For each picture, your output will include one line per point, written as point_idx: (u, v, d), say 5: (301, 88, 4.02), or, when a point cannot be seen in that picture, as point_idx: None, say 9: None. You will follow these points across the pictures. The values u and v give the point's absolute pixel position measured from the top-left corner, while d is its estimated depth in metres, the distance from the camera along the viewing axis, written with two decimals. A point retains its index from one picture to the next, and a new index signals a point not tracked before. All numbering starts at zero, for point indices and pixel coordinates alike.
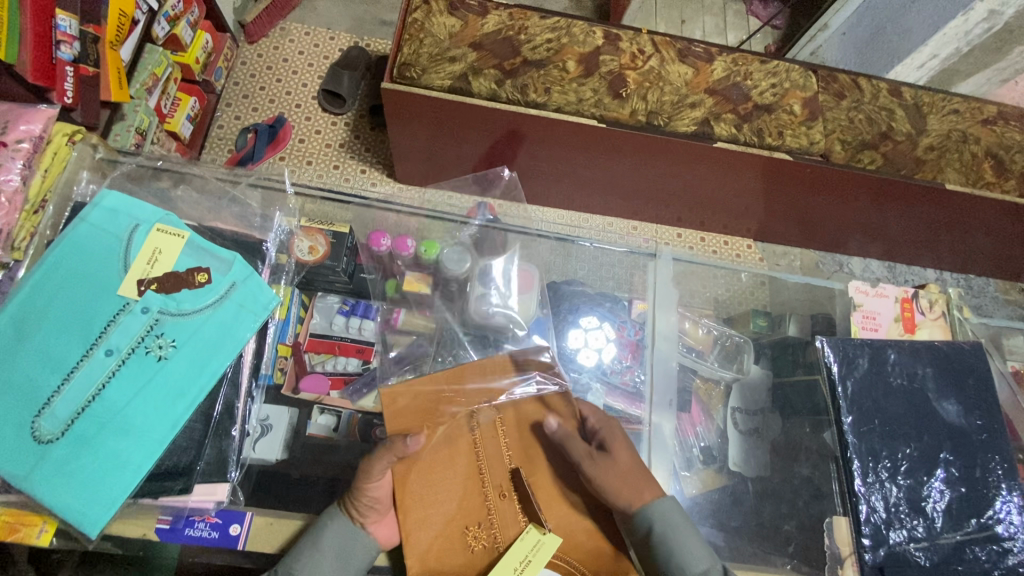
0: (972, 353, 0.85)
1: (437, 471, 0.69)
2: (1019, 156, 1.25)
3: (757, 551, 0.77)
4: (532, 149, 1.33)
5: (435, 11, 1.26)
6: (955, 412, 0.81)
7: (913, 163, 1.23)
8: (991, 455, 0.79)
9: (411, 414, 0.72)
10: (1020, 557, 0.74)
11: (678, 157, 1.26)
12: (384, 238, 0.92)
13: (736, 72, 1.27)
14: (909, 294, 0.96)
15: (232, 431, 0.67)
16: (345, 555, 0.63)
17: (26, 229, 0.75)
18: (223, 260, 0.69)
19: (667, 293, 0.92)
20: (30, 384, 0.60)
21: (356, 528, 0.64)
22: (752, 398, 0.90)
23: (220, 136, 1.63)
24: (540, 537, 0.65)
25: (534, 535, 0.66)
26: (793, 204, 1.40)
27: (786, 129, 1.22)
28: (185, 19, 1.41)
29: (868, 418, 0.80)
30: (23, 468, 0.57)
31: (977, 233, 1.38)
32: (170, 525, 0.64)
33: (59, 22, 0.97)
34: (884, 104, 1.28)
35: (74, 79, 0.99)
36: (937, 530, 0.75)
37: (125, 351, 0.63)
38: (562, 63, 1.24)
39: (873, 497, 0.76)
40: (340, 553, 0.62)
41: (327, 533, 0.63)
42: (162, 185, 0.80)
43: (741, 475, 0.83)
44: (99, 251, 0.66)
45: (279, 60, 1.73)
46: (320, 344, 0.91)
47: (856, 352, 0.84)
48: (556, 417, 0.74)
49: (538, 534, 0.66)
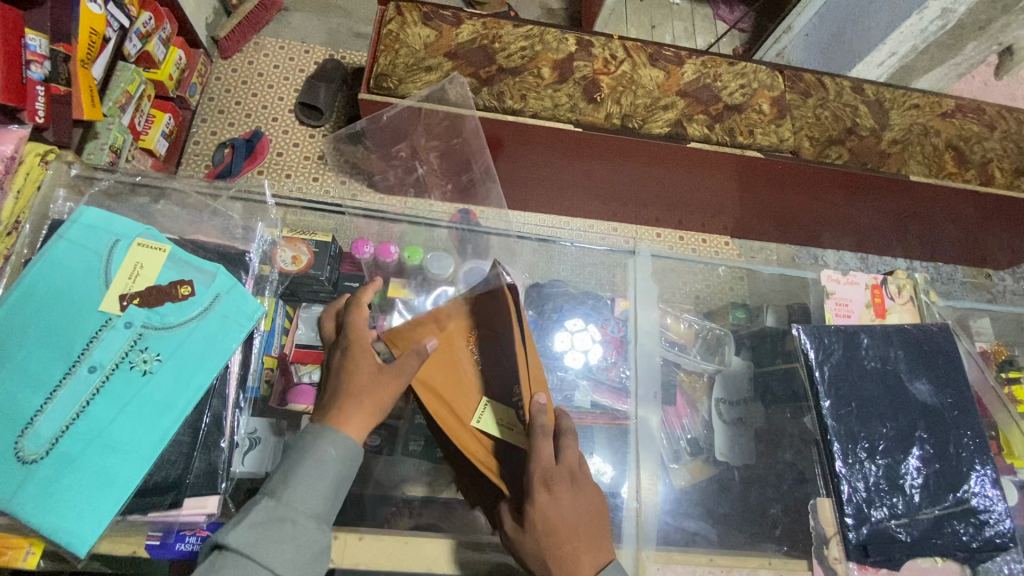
0: (941, 334, 0.89)
1: (439, 359, 0.74)
2: (977, 147, 1.31)
3: (745, 538, 0.79)
4: (511, 155, 1.35)
5: (408, 22, 1.28)
6: (926, 392, 0.84)
7: (878, 157, 1.27)
8: (963, 430, 0.82)
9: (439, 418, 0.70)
10: (996, 528, 0.76)
11: (653, 158, 1.29)
12: (367, 247, 0.94)
13: (705, 74, 1.31)
14: (878, 280, 0.99)
15: (221, 443, 0.67)
16: (333, 475, 0.60)
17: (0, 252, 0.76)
18: (206, 272, 0.70)
19: (647, 288, 0.92)
20: (11, 406, 0.59)
21: (343, 446, 0.60)
22: (733, 388, 0.92)
23: (197, 152, 1.62)
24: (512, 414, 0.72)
25: (504, 413, 0.72)
26: (766, 200, 1.44)
27: (756, 128, 1.26)
28: (157, 36, 1.40)
29: (845, 401, 0.82)
30: (7, 490, 0.56)
31: (943, 222, 1.43)
32: (160, 540, 0.62)
33: (29, 41, 0.97)
34: (848, 101, 1.33)
35: (44, 99, 0.99)
36: (915, 506, 0.78)
37: (109, 367, 0.63)
38: (536, 70, 1.26)
39: (853, 478, 0.78)
40: (340, 480, 0.60)
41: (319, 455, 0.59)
42: (141, 201, 0.80)
43: (727, 464, 0.85)
44: (79, 268, 0.66)
45: (254, 75, 1.73)
46: (306, 354, 0.88)
47: (830, 338, 0.87)
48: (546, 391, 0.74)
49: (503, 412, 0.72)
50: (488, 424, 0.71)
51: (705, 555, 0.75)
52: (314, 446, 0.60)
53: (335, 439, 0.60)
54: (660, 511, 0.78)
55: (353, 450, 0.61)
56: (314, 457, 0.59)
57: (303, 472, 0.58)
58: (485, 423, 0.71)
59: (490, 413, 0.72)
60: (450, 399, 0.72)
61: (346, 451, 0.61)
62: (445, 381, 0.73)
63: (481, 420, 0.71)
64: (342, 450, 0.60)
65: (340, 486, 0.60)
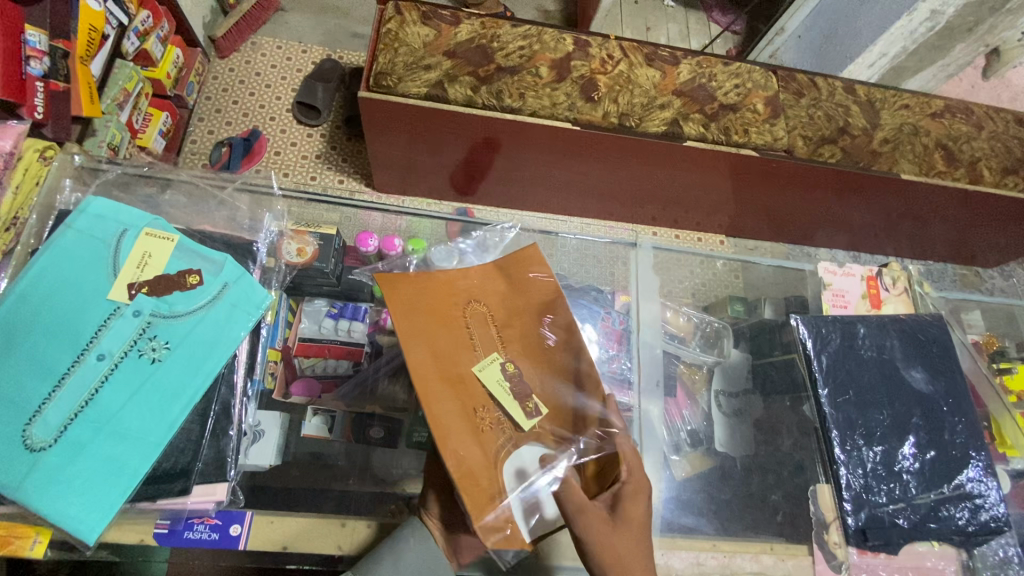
0: (934, 324, 0.91)
1: (422, 299, 0.70)
2: (966, 146, 1.32)
3: (746, 524, 0.81)
4: (509, 154, 1.37)
5: (408, 21, 1.29)
6: (922, 380, 0.86)
7: (870, 155, 1.29)
8: (956, 417, 0.84)
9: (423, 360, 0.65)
10: (990, 512, 0.78)
11: (650, 156, 1.31)
12: (372, 239, 1.01)
13: (700, 74, 1.33)
14: (874, 272, 1.02)
15: (230, 430, 0.67)
16: None
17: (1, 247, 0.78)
18: (215, 262, 0.70)
19: (649, 282, 0.95)
20: (18, 393, 0.59)
21: (436, 554, 0.65)
22: (732, 380, 0.93)
23: (194, 150, 1.62)
24: (498, 378, 0.68)
25: (493, 375, 0.68)
26: (760, 199, 1.46)
27: (750, 127, 1.28)
28: (155, 34, 1.40)
29: (842, 389, 0.84)
30: (14, 478, 0.56)
31: (933, 221, 1.46)
32: (168, 528, 0.65)
33: (29, 37, 0.96)
34: (840, 101, 1.35)
35: (44, 95, 0.99)
36: (912, 491, 0.79)
37: (118, 355, 0.63)
38: (534, 69, 1.27)
39: (852, 464, 0.80)
40: (418, 573, 0.63)
41: (406, 554, 0.64)
42: (150, 191, 0.81)
43: (727, 454, 0.86)
44: (86, 258, 0.66)
45: (251, 75, 1.73)
46: (309, 348, 0.89)
47: (828, 328, 0.89)
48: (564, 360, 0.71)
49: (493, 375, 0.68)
50: (492, 375, 0.68)
51: (709, 541, 0.76)
52: (400, 536, 0.66)
53: (415, 526, 0.66)
54: (662, 503, 0.79)
55: (435, 550, 0.65)
56: (396, 544, 0.65)
57: (384, 553, 0.64)
58: (488, 373, 0.67)
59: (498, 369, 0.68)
60: (445, 347, 0.67)
61: (427, 548, 0.65)
62: (440, 337, 0.67)
63: (485, 370, 0.67)
64: (434, 557, 0.65)
65: None
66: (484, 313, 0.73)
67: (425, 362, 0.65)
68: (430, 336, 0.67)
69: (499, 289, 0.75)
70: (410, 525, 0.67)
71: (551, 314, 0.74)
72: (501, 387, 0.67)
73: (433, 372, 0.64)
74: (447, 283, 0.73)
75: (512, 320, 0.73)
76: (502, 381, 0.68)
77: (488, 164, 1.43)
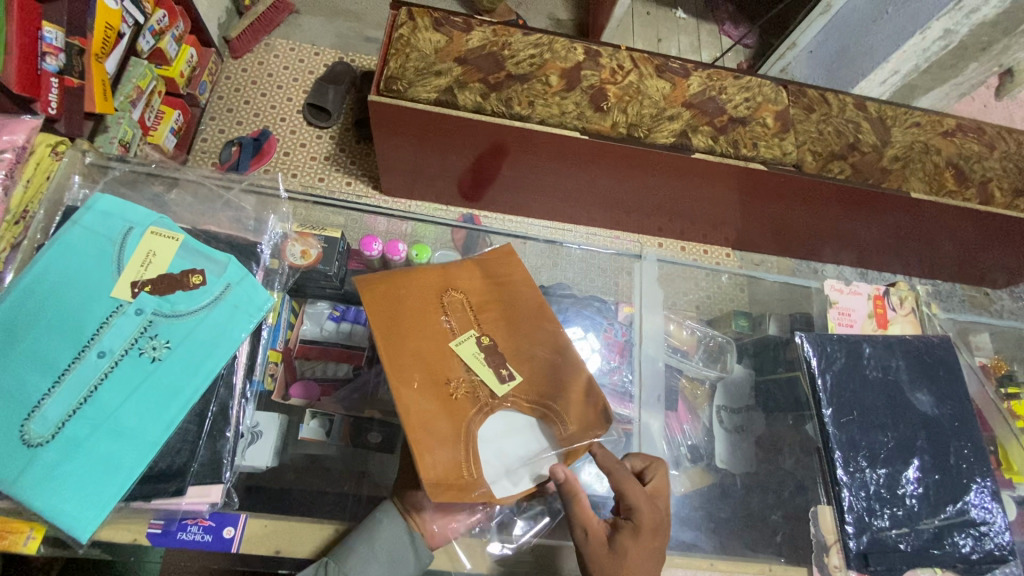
0: (941, 346, 0.89)
1: (405, 309, 0.70)
2: (977, 166, 1.31)
3: (746, 543, 0.79)
4: (517, 161, 1.37)
5: (419, 26, 1.29)
6: (927, 403, 0.84)
7: (880, 173, 1.28)
8: (962, 442, 0.82)
9: (405, 372, 0.66)
10: (995, 540, 0.77)
11: (658, 167, 1.30)
12: (376, 243, 1.01)
13: (711, 86, 1.32)
14: (881, 291, 1.00)
15: (227, 432, 0.66)
16: (395, 559, 0.65)
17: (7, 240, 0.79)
18: (218, 262, 0.71)
19: (652, 295, 0.95)
20: (18, 388, 0.59)
21: (411, 533, 0.67)
22: (735, 396, 0.92)
23: (204, 148, 1.63)
24: (474, 353, 0.69)
25: (468, 351, 0.69)
26: (768, 213, 1.45)
27: (760, 141, 1.27)
28: (170, 33, 1.41)
29: (846, 409, 0.83)
30: (10, 473, 0.56)
31: (944, 240, 1.45)
32: (162, 529, 0.65)
33: (45, 34, 0.97)
34: (851, 117, 1.34)
35: (57, 90, 1.00)
36: (916, 516, 0.78)
37: (118, 353, 0.63)
38: (544, 78, 1.27)
39: (855, 486, 0.79)
40: (392, 555, 0.65)
41: (381, 535, 0.66)
42: (157, 190, 0.81)
43: (728, 472, 0.85)
44: (91, 254, 0.66)
45: (263, 75, 1.74)
46: (311, 350, 0.89)
47: (833, 346, 0.88)
48: (563, 371, 0.71)
49: (469, 351, 0.69)
50: (468, 349, 0.70)
51: (707, 559, 0.75)
52: (374, 518, 0.67)
53: (387, 508, 0.68)
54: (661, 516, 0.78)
55: (409, 530, 0.67)
56: (370, 526, 0.67)
57: (358, 539, 0.66)
58: (464, 348, 0.70)
59: (474, 345, 0.70)
60: (433, 359, 0.68)
61: (400, 529, 0.66)
62: (425, 358, 0.67)
63: (462, 345, 0.70)
64: (408, 535, 0.66)
65: (391, 562, 0.65)
66: (460, 301, 0.73)
67: (408, 387, 0.65)
68: (416, 348, 0.68)
69: (500, 298, 0.75)
70: (382, 507, 0.68)
71: (542, 323, 0.75)
72: (477, 365, 0.69)
73: (424, 386, 0.66)
74: (434, 283, 0.73)
75: (508, 331, 0.73)
76: (478, 359, 0.69)
77: (496, 170, 1.43)
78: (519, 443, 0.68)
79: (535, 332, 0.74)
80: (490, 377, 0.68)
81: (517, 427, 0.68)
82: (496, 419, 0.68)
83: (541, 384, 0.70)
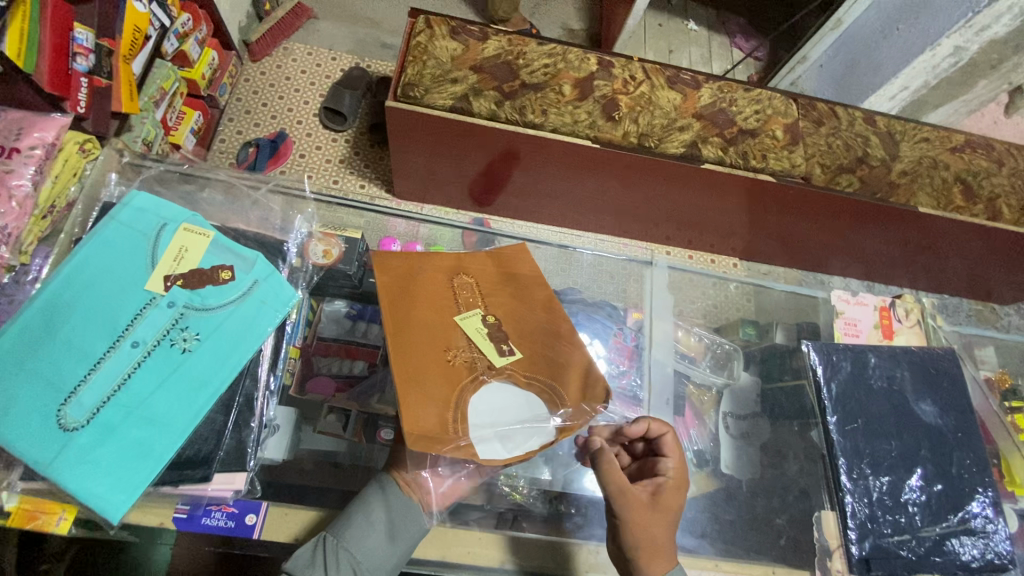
0: (945, 358, 0.91)
1: (416, 300, 0.73)
2: (985, 182, 1.33)
3: (750, 545, 0.80)
4: (529, 168, 1.39)
5: (437, 35, 1.32)
6: (931, 413, 0.86)
7: (888, 187, 1.30)
8: (965, 453, 0.84)
9: (414, 363, 0.67)
10: (996, 549, 0.78)
11: (668, 176, 1.33)
12: (394, 244, 1.02)
13: (721, 99, 1.35)
14: (887, 303, 1.03)
15: (252, 423, 0.68)
16: (394, 529, 0.67)
17: (34, 233, 0.84)
18: (246, 259, 0.73)
19: (661, 302, 1.00)
20: (56, 374, 0.61)
21: (407, 502, 0.69)
22: (742, 403, 0.93)
23: (223, 149, 1.66)
24: (477, 326, 0.72)
25: (472, 325, 0.72)
26: (775, 224, 1.47)
27: (769, 153, 1.29)
28: (193, 36, 1.45)
29: (851, 417, 0.85)
30: (47, 455, 0.58)
31: (951, 255, 1.46)
32: (187, 514, 0.68)
33: (77, 35, 1.00)
34: (860, 131, 1.36)
35: (87, 90, 1.03)
36: (917, 523, 0.79)
37: (151, 343, 0.66)
38: (558, 87, 1.30)
39: (858, 493, 0.81)
40: (390, 526, 0.67)
41: (377, 507, 0.68)
42: (188, 189, 0.84)
43: (735, 478, 0.86)
44: (127, 249, 0.69)
45: (282, 78, 1.78)
46: (330, 347, 0.90)
47: (839, 355, 0.90)
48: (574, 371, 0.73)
49: (473, 325, 0.72)
50: (471, 323, 0.72)
51: (711, 560, 0.76)
52: (370, 491, 0.70)
53: (382, 481, 0.70)
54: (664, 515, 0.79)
55: (405, 500, 0.69)
56: (366, 500, 0.69)
57: (355, 512, 0.68)
58: (468, 322, 0.72)
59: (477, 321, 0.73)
60: (445, 351, 0.69)
61: (396, 500, 0.68)
62: (439, 352, 0.69)
63: (466, 319, 0.72)
64: (403, 504, 0.68)
65: (391, 532, 0.67)
66: (467, 287, 0.76)
67: (423, 380, 0.66)
68: (427, 338, 0.70)
69: (514, 299, 0.77)
70: (377, 481, 0.71)
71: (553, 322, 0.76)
72: (479, 339, 0.71)
73: (434, 378, 0.67)
74: (444, 270, 0.77)
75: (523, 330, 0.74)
76: (483, 334, 0.72)
77: (508, 176, 1.45)
78: (512, 412, 0.69)
79: (547, 332, 0.75)
80: (492, 350, 0.70)
81: (512, 398, 0.69)
82: (492, 388, 0.69)
83: (554, 384, 0.72)
